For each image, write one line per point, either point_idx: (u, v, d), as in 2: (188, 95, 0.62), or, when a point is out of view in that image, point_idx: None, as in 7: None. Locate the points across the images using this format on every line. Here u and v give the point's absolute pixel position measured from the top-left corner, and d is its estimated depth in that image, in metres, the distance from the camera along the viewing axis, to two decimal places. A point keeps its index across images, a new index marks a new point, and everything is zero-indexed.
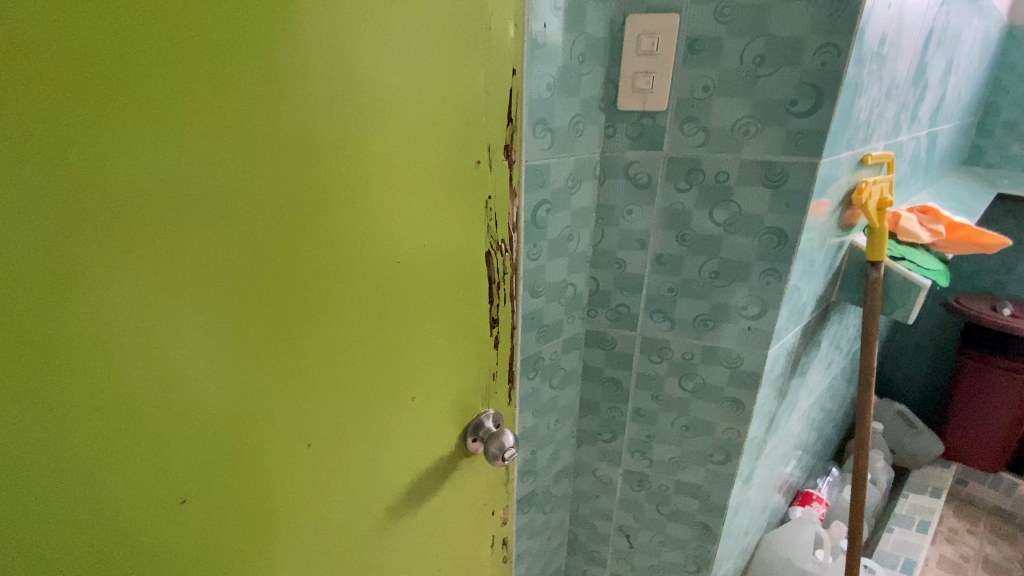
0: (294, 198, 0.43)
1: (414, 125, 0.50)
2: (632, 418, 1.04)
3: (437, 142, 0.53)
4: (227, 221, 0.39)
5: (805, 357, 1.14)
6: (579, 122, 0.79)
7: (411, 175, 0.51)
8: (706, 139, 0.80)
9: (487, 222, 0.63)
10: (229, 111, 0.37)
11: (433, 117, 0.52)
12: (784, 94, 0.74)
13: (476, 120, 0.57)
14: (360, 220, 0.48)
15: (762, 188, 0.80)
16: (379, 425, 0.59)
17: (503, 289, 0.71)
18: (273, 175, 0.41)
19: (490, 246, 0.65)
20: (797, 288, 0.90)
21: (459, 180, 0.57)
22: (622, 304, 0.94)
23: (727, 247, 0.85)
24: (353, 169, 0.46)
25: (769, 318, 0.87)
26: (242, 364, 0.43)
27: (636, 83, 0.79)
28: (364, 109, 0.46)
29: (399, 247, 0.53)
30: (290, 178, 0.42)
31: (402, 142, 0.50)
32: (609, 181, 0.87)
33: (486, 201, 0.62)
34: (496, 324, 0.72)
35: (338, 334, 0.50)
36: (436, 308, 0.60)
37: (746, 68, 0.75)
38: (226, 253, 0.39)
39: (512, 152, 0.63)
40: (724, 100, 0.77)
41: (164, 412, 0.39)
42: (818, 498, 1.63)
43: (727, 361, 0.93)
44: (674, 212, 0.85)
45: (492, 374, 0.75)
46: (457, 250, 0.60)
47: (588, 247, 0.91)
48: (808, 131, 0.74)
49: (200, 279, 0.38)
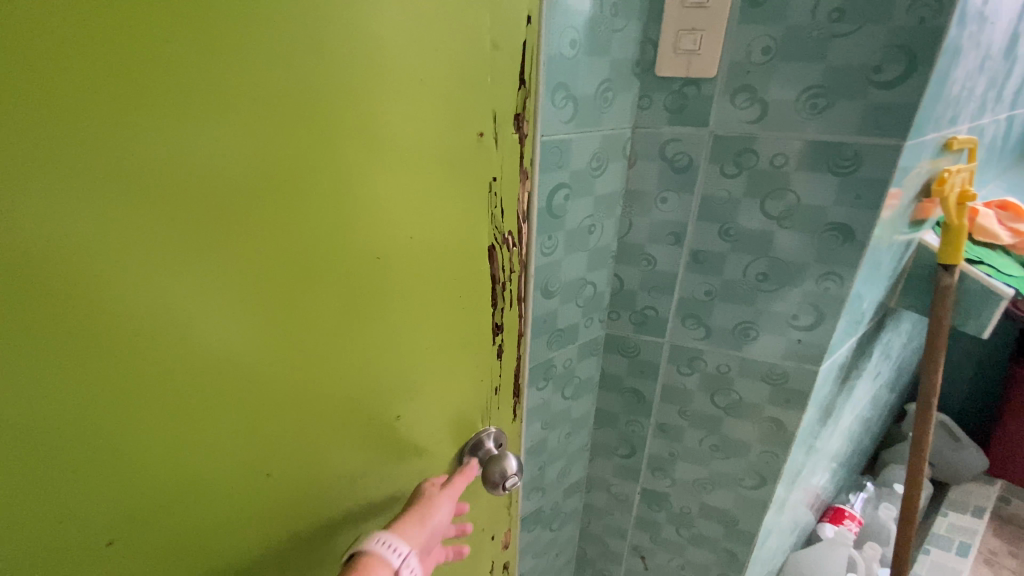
0: (260, 175, 0.33)
1: (398, 82, 0.38)
2: (654, 433, 0.92)
3: (431, 104, 0.41)
4: (171, 201, 0.30)
5: (855, 370, 1.00)
6: (607, 90, 0.65)
7: (393, 147, 0.39)
8: (762, 114, 0.65)
9: (491, 209, 0.51)
10: (165, 58, 0.28)
11: (421, 72, 0.39)
12: (866, 58, 0.60)
13: (478, 78, 0.44)
14: (325, 206, 0.37)
15: (827, 176, 0.66)
16: (353, 459, 0.48)
17: (510, 290, 0.58)
18: (230, 144, 0.31)
19: (494, 239, 0.52)
20: (859, 296, 0.76)
21: (457, 156, 0.45)
22: (649, 306, 0.82)
23: (780, 246, 0.71)
24: (330, 139, 0.36)
25: (825, 329, 0.74)
26: (207, 394, 0.35)
27: (679, 44, 0.65)
28: (330, 58, 0.34)
29: (377, 242, 0.41)
30: (252, 149, 0.32)
31: (383, 105, 0.38)
32: (642, 163, 0.73)
33: (489, 184, 0.49)
34: (501, 331, 0.59)
35: (294, 351, 0.39)
36: (424, 314, 0.48)
37: (819, 25, 0.60)
38: (170, 242, 0.31)
39: (524, 123, 0.50)
40: (788, 66, 0.63)
41: (139, 433, 0.33)
42: (851, 515, 1.48)
43: (770, 377, 0.80)
44: (717, 202, 0.72)
45: (495, 389, 0.62)
46: (451, 244, 0.48)
47: (613, 239, 0.78)
48: (893, 106, 0.60)
49: (134, 274, 0.30)
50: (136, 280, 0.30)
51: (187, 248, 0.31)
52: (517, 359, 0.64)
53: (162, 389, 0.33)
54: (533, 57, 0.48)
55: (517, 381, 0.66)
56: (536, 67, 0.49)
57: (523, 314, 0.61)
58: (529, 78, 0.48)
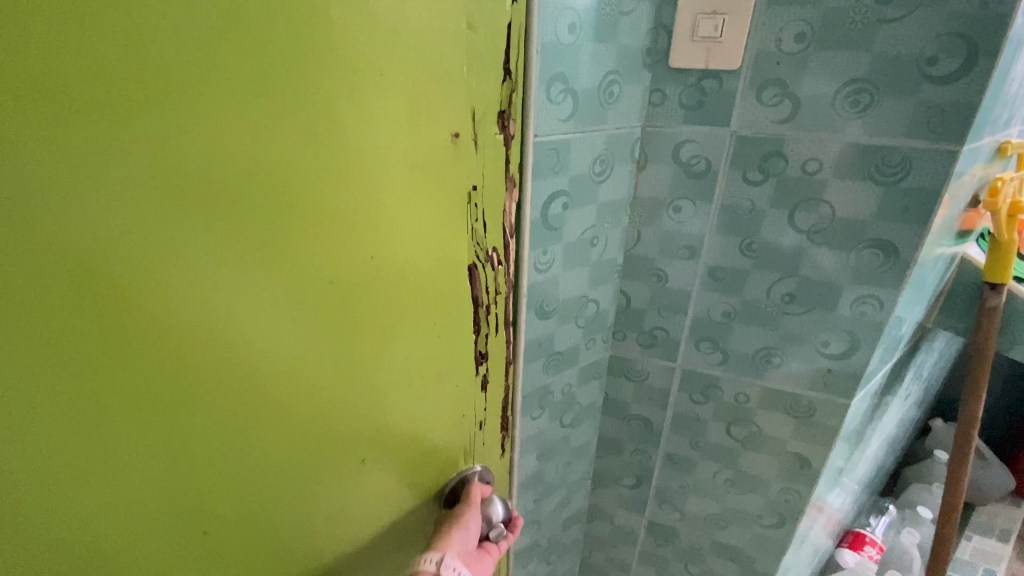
0: (221, 180, 0.26)
1: (344, 69, 0.29)
2: (663, 464, 0.84)
3: (396, 98, 0.32)
4: (122, 224, 0.23)
5: (886, 396, 0.91)
6: (613, 83, 0.56)
7: (340, 152, 0.30)
8: (793, 111, 0.56)
9: (468, 224, 0.40)
10: (71, 38, 0.20)
11: (376, 55, 0.30)
12: (919, 48, 0.50)
13: (453, 63, 0.34)
14: (256, 229, 0.28)
15: (868, 186, 0.57)
16: (315, 543, 0.38)
17: (495, 316, 0.47)
18: (182, 145, 0.24)
19: (474, 259, 0.42)
20: (899, 321, 0.67)
21: (428, 162, 0.35)
22: (659, 327, 0.73)
23: (810, 264, 0.62)
24: (266, 138, 0.27)
25: (860, 359, 0.65)
26: (170, 464, 0.28)
27: (699, 30, 0.56)
28: (246, 32, 0.25)
29: (328, 271, 0.32)
30: (204, 149, 0.25)
31: (325, 97, 0.28)
32: (652, 166, 0.64)
33: (469, 194, 0.39)
34: (485, 360, 0.48)
35: (249, 401, 0.30)
36: (389, 358, 0.38)
37: (864, 8, 0.51)
38: (128, 274, 0.24)
39: (510, 120, 0.40)
40: (827, 57, 0.53)
41: (94, 508, 0.26)
42: (872, 542, 1.36)
43: (795, 410, 0.71)
44: (739, 211, 0.63)
45: (479, 423, 0.51)
46: (417, 268, 0.37)
47: (619, 252, 0.70)
48: (947, 105, 0.51)
49: (84, 322, 0.23)
50: (88, 328, 0.23)
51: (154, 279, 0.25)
52: (504, 395, 0.52)
53: (124, 457, 0.26)
54: (524, 40, 0.39)
55: (504, 418, 0.54)
56: (526, 51, 0.39)
57: (512, 340, 0.50)
58: (516, 66, 0.39)
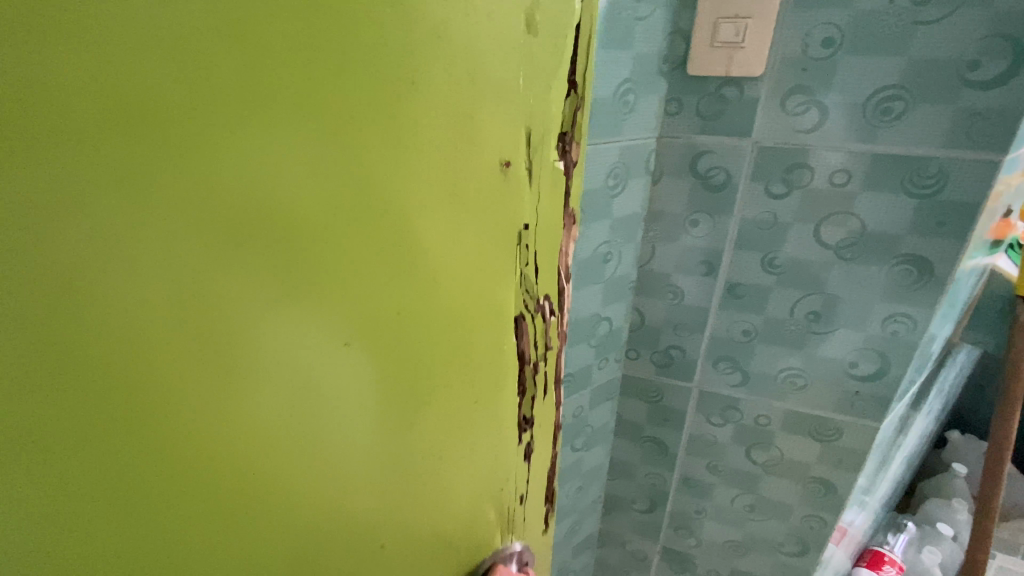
0: (279, 203, 0.20)
1: (369, 80, 0.22)
2: (678, 488, 0.80)
3: (434, 116, 0.24)
4: (184, 272, 0.19)
5: (911, 414, 0.86)
6: (629, 92, 0.53)
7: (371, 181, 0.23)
8: (820, 120, 0.53)
9: (519, 266, 0.32)
10: (83, 56, 0.15)
11: (409, 61, 0.23)
12: (960, 51, 0.47)
13: (503, 71, 0.27)
14: (312, 270, 0.22)
15: (902, 199, 0.53)
16: None
17: (545, 375, 0.38)
18: (231, 167, 0.19)
19: (524, 308, 0.34)
20: (932, 339, 0.63)
21: (474, 193, 0.28)
22: (674, 346, 0.70)
23: (837, 281, 0.59)
24: (305, 159, 0.21)
25: (891, 380, 0.61)
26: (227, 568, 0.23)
27: (719, 35, 0.52)
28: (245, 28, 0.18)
29: (414, 338, 0.27)
30: (257, 168, 0.19)
31: (351, 114, 0.22)
32: (668, 179, 0.61)
33: (520, 232, 0.32)
34: (531, 427, 0.38)
35: (325, 459, 0.25)
36: (433, 432, 0.30)
37: (899, 10, 0.47)
38: (190, 331, 0.19)
39: (572, 143, 0.33)
40: (861, 63, 0.50)
41: None
42: (891, 560, 1.27)
43: (819, 433, 0.68)
44: (760, 224, 0.59)
45: (521, 499, 0.40)
46: (468, 316, 0.30)
47: (634, 268, 0.66)
48: (989, 111, 0.47)
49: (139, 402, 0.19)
50: (141, 409, 0.19)
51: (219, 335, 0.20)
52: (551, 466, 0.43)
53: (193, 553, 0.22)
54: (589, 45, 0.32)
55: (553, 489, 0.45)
56: (587, 59, 0.32)
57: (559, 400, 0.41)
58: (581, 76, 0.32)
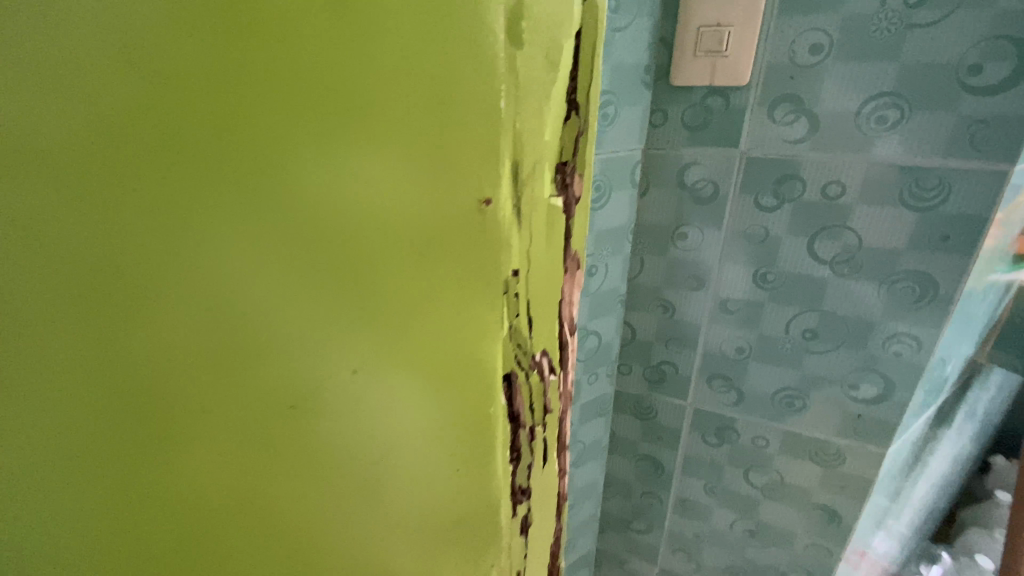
0: (228, 239, 0.18)
1: (310, 104, 0.18)
2: (674, 509, 0.77)
3: (382, 144, 0.20)
4: (118, 319, 0.16)
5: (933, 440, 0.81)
6: (607, 103, 0.52)
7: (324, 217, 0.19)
8: (809, 129, 0.51)
9: (508, 322, 0.28)
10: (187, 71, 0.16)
11: (348, 80, 0.19)
12: (958, 55, 0.43)
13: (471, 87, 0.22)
14: (341, 301, 0.21)
15: (899, 211, 0.50)
16: None
17: (542, 439, 0.35)
18: (165, 200, 0.16)
19: (515, 365, 0.30)
20: (942, 363, 0.59)
21: (444, 228, 0.23)
22: (666, 361, 0.68)
23: (835, 297, 0.56)
24: (257, 189, 0.18)
25: (897, 404, 0.57)
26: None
27: (702, 44, 0.51)
28: (176, 42, 0.16)
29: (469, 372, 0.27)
30: (193, 201, 0.17)
31: (297, 138, 0.18)
32: (655, 191, 0.59)
33: (507, 281, 0.28)
34: (526, 497, 0.35)
35: (297, 525, 0.22)
36: (442, 482, 0.28)
37: (890, 12, 0.44)
38: (130, 384, 0.17)
39: (573, 173, 0.32)
40: (850, 70, 0.47)
41: None
42: None
43: (821, 457, 0.64)
44: (750, 237, 0.57)
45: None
46: (454, 367, 0.26)
47: (622, 281, 0.65)
48: (993, 118, 0.44)
49: (72, 460, 0.17)
50: (131, 447, 0.18)
51: (162, 388, 0.18)
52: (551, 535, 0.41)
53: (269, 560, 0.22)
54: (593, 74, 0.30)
55: (551, 564, 0.42)
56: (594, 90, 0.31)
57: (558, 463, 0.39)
58: (583, 103, 0.30)
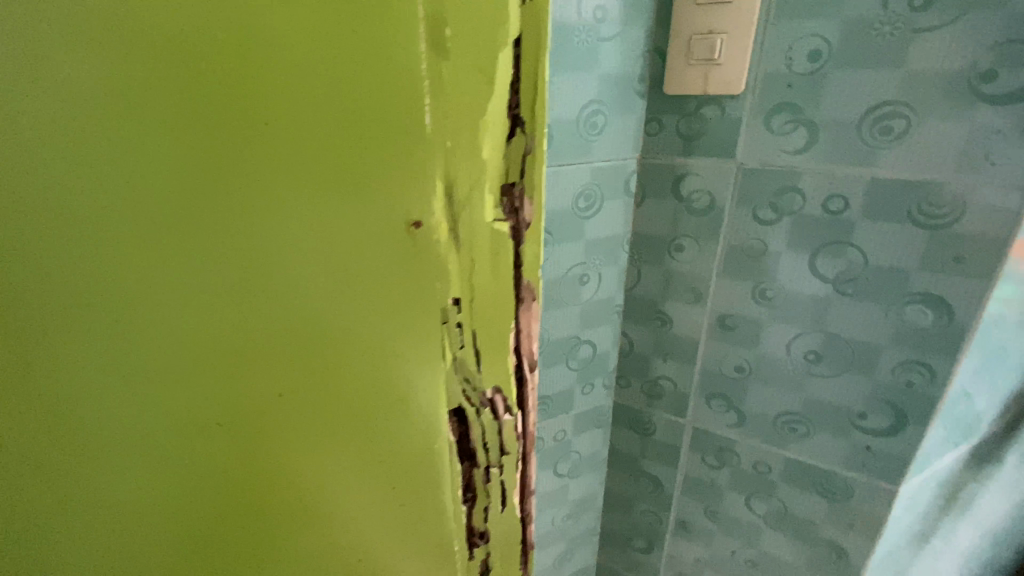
0: (290, 217, 0.21)
1: (303, 117, 0.21)
2: (674, 531, 0.75)
3: (296, 158, 0.21)
4: (223, 276, 0.21)
5: (986, 491, 0.71)
6: (596, 112, 0.51)
7: (249, 249, 0.21)
8: (808, 140, 0.48)
9: (451, 353, 0.28)
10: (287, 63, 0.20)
11: (256, 98, 0.19)
12: (970, 61, 0.40)
13: (392, 102, 0.22)
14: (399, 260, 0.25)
15: (907, 228, 0.46)
16: None
17: (499, 486, 0.33)
18: (106, 250, 0.18)
19: (462, 400, 0.29)
20: (969, 402, 0.53)
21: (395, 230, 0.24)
22: (664, 376, 0.66)
23: (839, 318, 0.52)
24: (263, 209, 0.21)
25: (910, 439, 0.52)
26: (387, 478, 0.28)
27: (694, 52, 0.49)
28: (199, 92, 0.19)
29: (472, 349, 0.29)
30: (133, 250, 0.19)
31: (219, 180, 0.20)
32: (651, 201, 0.58)
33: (446, 309, 0.27)
34: (484, 545, 0.34)
35: (239, 535, 0.24)
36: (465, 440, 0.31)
37: (892, 16, 0.42)
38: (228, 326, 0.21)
39: (523, 197, 0.27)
40: (850, 77, 0.44)
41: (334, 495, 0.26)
42: None
43: (827, 490, 0.60)
44: (747, 251, 0.55)
45: None
46: (392, 396, 0.26)
47: (619, 291, 0.64)
48: (1010, 129, 0.40)
49: (66, 465, 0.20)
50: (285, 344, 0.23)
51: (108, 415, 0.20)
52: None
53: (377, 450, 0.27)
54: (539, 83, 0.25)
55: None
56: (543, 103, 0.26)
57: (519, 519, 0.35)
58: (529, 117, 0.26)
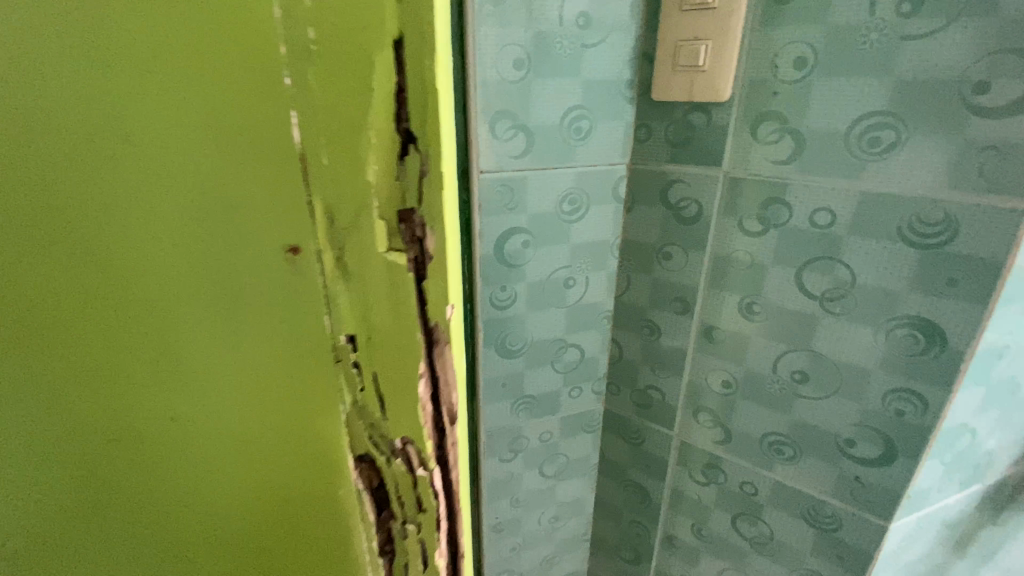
0: (192, 169, 0.23)
1: (183, 78, 0.22)
2: (662, 546, 0.73)
3: (187, 118, 0.22)
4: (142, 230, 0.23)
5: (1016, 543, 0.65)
6: (579, 117, 0.52)
7: (165, 271, 0.24)
8: (795, 149, 0.46)
9: (351, 396, 0.28)
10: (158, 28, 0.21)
11: (129, 72, 0.21)
12: (961, 71, 0.37)
13: (260, 56, 0.22)
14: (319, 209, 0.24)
15: (897, 246, 0.43)
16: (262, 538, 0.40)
17: (418, 544, 0.32)
18: (51, 223, 0.23)
19: (368, 447, 0.29)
20: (975, 440, 0.49)
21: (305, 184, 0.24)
22: (653, 386, 0.65)
23: (827, 338, 0.50)
24: (165, 175, 0.23)
25: (900, 473, 0.49)
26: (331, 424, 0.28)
27: (680, 58, 0.49)
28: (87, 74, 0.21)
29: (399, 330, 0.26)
30: (70, 223, 0.23)
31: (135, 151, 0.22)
32: (639, 208, 0.58)
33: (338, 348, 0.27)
34: None
35: (210, 464, 0.28)
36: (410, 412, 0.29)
37: (879, 22, 0.39)
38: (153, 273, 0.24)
39: (422, 229, 0.24)
40: (836, 86, 0.43)
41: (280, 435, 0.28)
42: None
43: (815, 518, 0.57)
44: (733, 263, 0.54)
45: None
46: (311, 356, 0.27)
47: (608, 298, 0.63)
48: (1005, 144, 0.37)
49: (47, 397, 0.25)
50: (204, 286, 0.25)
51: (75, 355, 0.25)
52: None
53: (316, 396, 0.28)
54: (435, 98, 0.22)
55: None
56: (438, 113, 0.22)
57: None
58: (421, 132, 0.23)
